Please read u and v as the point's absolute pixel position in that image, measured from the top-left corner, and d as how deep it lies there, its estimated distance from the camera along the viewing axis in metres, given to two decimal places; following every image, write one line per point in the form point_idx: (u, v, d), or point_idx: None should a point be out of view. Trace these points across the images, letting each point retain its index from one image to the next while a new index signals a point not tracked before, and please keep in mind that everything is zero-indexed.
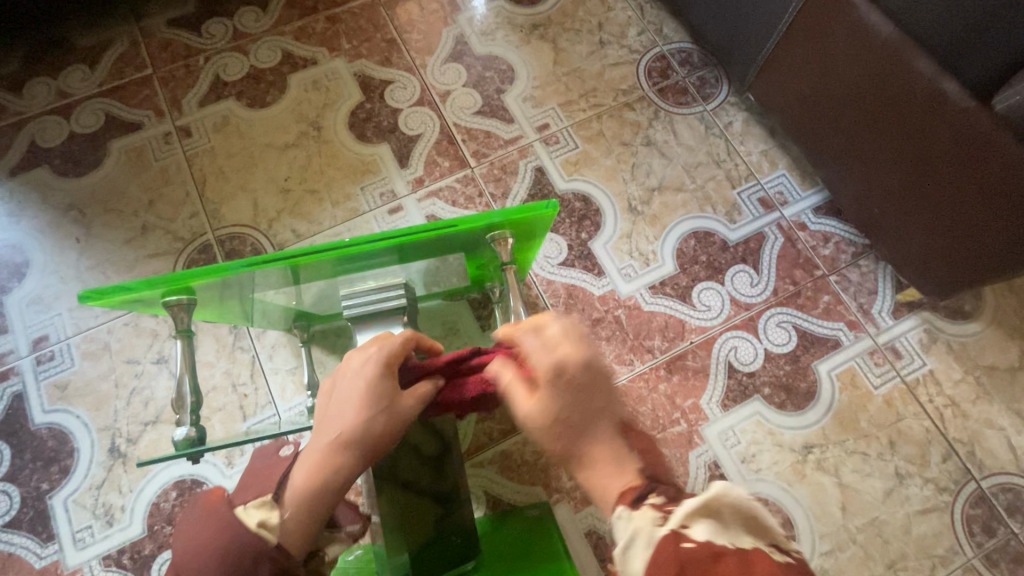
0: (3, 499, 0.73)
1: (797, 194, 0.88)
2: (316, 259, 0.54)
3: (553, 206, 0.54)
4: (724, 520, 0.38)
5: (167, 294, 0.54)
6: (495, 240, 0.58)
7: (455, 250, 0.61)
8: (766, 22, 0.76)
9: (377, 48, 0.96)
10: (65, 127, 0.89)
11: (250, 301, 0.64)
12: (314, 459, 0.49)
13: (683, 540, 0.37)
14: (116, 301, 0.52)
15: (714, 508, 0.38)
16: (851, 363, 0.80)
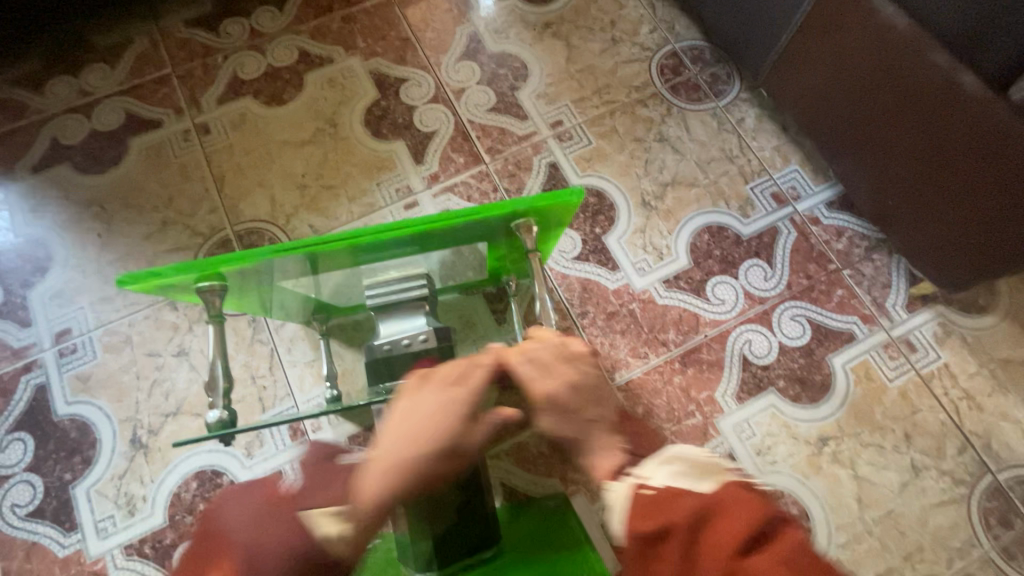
0: (26, 489, 0.74)
1: (810, 189, 0.88)
2: (343, 246, 0.55)
3: (577, 194, 0.55)
4: (678, 468, 0.51)
5: (199, 279, 0.55)
6: (518, 228, 0.59)
7: (477, 239, 0.62)
8: (779, 17, 0.76)
9: (391, 46, 0.97)
10: (85, 125, 0.91)
11: (274, 291, 0.65)
12: (387, 479, 0.50)
13: (643, 488, 0.50)
14: (149, 287, 0.53)
15: (672, 460, 0.52)
16: (866, 356, 0.80)
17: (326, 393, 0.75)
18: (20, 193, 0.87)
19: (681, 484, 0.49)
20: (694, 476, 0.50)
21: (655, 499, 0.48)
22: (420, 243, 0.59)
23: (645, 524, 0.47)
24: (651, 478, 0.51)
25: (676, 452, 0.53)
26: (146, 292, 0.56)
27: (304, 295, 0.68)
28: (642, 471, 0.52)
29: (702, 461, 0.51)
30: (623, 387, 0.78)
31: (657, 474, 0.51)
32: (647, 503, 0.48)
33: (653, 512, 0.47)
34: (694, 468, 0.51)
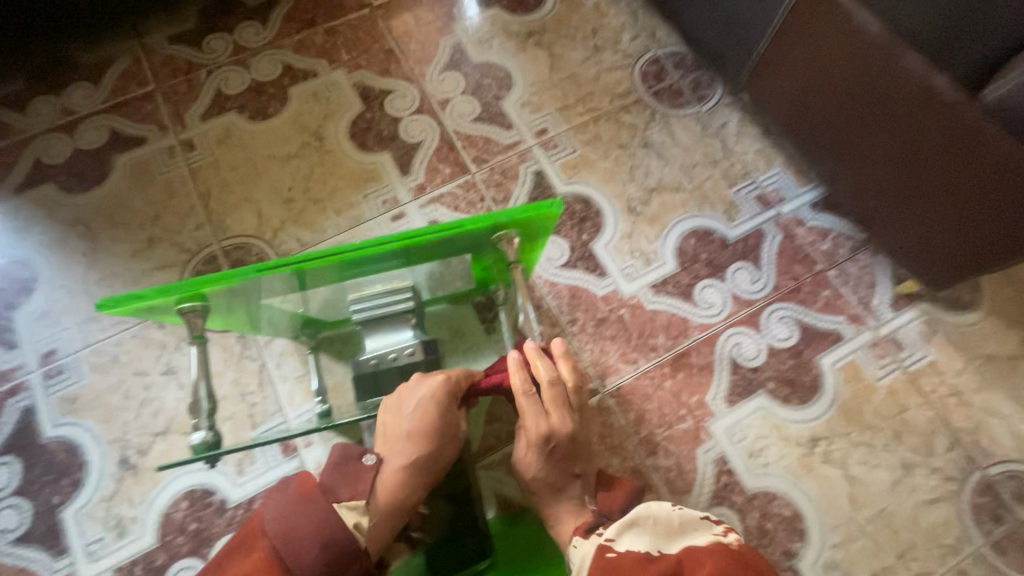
0: (14, 513, 0.73)
1: (794, 191, 0.89)
2: (325, 263, 0.55)
3: (557, 204, 0.55)
4: (644, 529, 0.53)
5: (181, 301, 0.55)
6: (500, 240, 0.59)
7: (460, 252, 0.62)
8: (757, 22, 0.77)
9: (375, 59, 0.97)
10: (69, 144, 0.90)
11: (259, 309, 0.65)
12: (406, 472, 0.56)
13: (608, 551, 0.53)
14: (130, 310, 0.53)
15: (637, 523, 0.54)
16: (853, 356, 0.81)
17: (315, 408, 0.75)
18: (4, 213, 0.86)
19: (646, 547, 0.51)
20: (658, 538, 0.52)
21: (621, 562, 0.51)
22: (403, 258, 0.59)
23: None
24: (617, 542, 0.53)
25: (640, 512, 0.54)
26: (129, 315, 0.56)
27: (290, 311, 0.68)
28: (610, 532, 0.55)
29: (664, 519, 0.53)
30: (614, 393, 0.79)
31: (624, 538, 0.54)
32: (611, 567, 0.51)
33: (622, 575, 0.50)
34: (658, 528, 0.53)
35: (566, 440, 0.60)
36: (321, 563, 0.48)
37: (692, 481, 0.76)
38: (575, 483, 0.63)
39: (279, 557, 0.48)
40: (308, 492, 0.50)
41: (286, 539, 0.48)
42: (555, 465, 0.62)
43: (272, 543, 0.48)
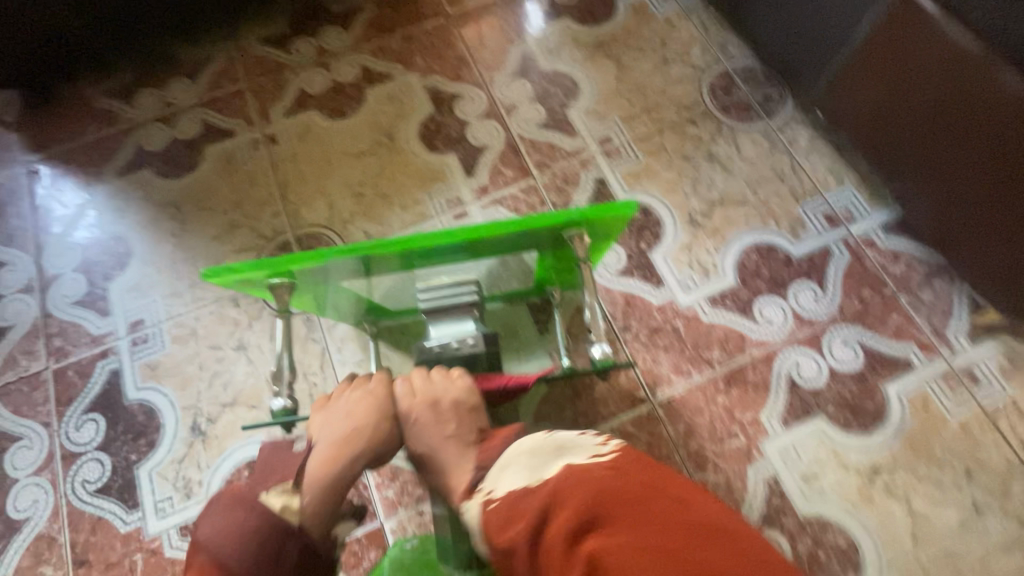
0: (96, 467, 0.79)
1: (865, 211, 0.86)
2: (404, 249, 0.57)
3: (633, 205, 0.55)
4: (519, 466, 0.51)
5: (272, 276, 0.59)
6: (572, 238, 0.60)
7: (529, 248, 0.64)
8: (838, 36, 0.76)
9: (448, 64, 1.01)
10: (167, 133, 0.99)
11: (335, 290, 0.68)
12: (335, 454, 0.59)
13: (489, 503, 0.50)
14: (229, 280, 0.58)
15: (510, 465, 0.52)
16: (923, 386, 0.77)
17: None
18: (107, 193, 0.95)
19: (525, 481, 0.49)
20: (533, 468, 0.50)
21: (504, 507, 0.48)
22: (475, 250, 0.61)
23: (504, 535, 0.46)
24: (494, 489, 0.51)
25: (515, 453, 0.53)
26: (225, 287, 0.60)
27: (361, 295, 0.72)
28: (489, 483, 0.53)
29: (537, 449, 0.52)
30: (664, 404, 0.78)
31: (502, 482, 0.51)
32: (496, 516, 0.48)
33: (508, 518, 0.47)
34: (534, 461, 0.51)
35: (427, 404, 0.60)
36: (252, 553, 0.49)
37: (742, 500, 0.74)
38: (448, 445, 0.59)
39: (210, 559, 0.49)
40: (237, 494, 0.52)
41: (222, 540, 0.49)
42: (424, 428, 0.60)
43: (206, 553, 0.49)
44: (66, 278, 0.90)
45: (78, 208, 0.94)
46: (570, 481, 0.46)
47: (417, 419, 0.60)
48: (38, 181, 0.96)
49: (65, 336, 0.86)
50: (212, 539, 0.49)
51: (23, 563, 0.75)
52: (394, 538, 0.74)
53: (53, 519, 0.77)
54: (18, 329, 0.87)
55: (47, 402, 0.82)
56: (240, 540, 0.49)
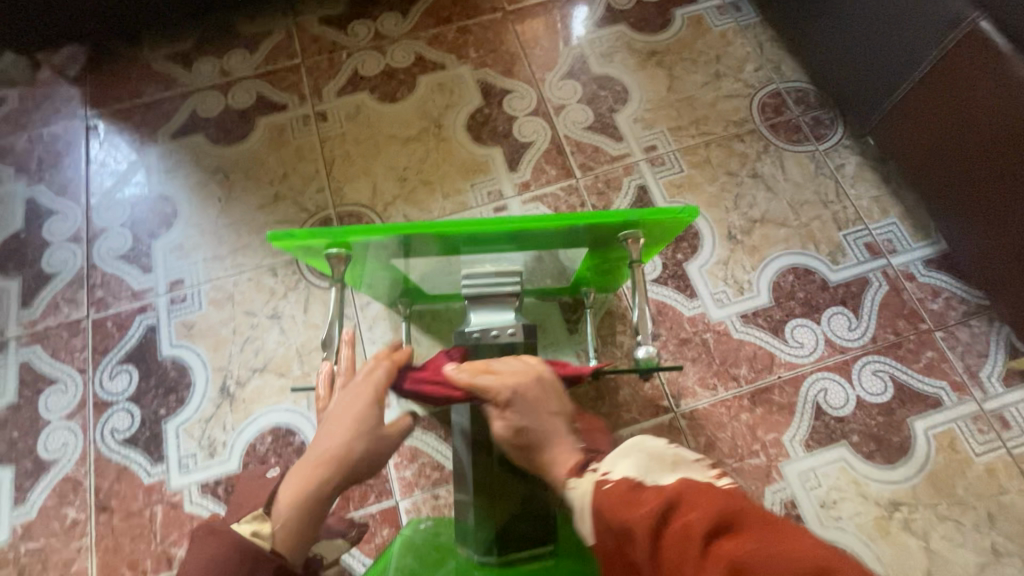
0: (125, 417, 0.81)
1: (907, 244, 0.85)
2: (465, 232, 0.58)
3: (695, 212, 0.56)
4: (635, 461, 0.52)
5: (330, 246, 0.60)
6: (626, 240, 0.61)
7: (583, 244, 0.64)
8: (899, 67, 0.76)
9: (500, 59, 1.02)
10: (222, 101, 1.01)
11: (385, 267, 0.69)
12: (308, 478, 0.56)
13: (603, 483, 0.51)
14: (290, 246, 0.59)
15: (628, 455, 0.53)
16: (952, 425, 0.76)
17: None
18: (159, 154, 0.98)
19: (642, 475, 0.50)
20: (652, 467, 0.50)
21: (618, 491, 0.49)
22: (528, 241, 0.62)
23: (619, 518, 0.47)
24: (611, 472, 0.52)
25: (633, 446, 0.54)
26: (286, 252, 0.62)
27: (404, 275, 0.73)
28: (604, 467, 0.53)
29: (659, 452, 0.52)
30: (687, 415, 0.78)
31: (619, 468, 0.52)
32: (611, 496, 0.49)
33: (625, 501, 0.47)
34: (653, 461, 0.51)
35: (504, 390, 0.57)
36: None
37: None
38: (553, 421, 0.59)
39: None
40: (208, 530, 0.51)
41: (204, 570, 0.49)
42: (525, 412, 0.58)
43: None
44: (113, 231, 0.92)
45: (130, 165, 0.97)
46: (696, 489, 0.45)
47: (518, 391, 0.58)
48: (94, 136, 0.99)
49: (107, 288, 0.88)
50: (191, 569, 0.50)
51: (47, 502, 0.77)
52: (407, 518, 0.75)
53: (81, 463, 0.79)
54: (63, 276, 0.89)
55: (85, 349, 0.85)
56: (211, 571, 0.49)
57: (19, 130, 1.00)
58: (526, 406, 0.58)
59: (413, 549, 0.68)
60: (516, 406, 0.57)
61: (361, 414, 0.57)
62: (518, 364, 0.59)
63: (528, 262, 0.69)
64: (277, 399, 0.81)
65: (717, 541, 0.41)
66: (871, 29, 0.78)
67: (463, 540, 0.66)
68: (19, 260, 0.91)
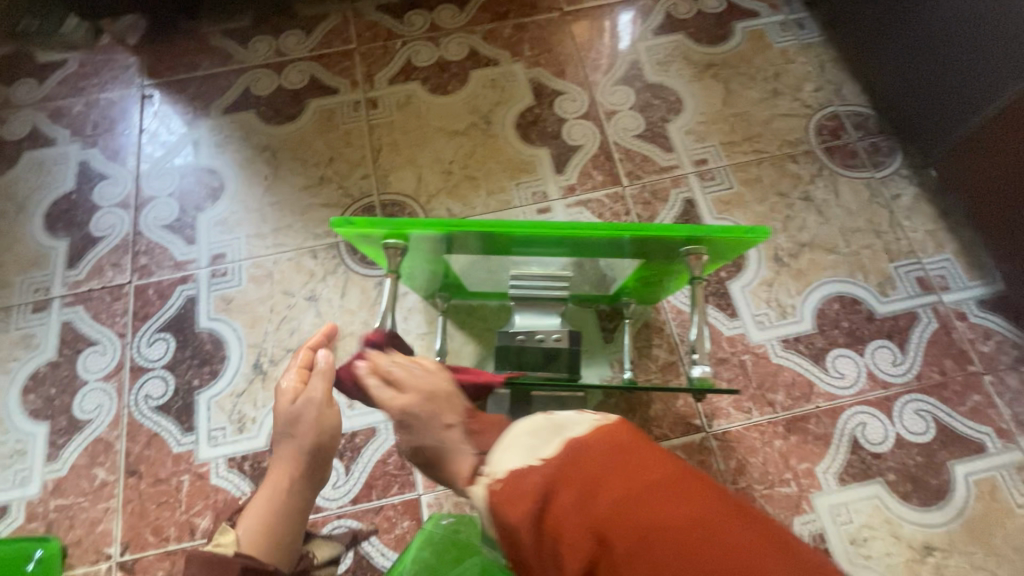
0: (160, 384, 0.82)
1: (960, 282, 0.83)
2: (527, 234, 0.59)
3: (765, 233, 0.56)
4: (519, 449, 0.50)
5: (388, 236, 0.61)
6: (689, 254, 0.62)
7: (641, 255, 0.65)
8: (974, 102, 0.76)
9: (554, 60, 1.02)
10: (275, 81, 1.01)
11: (435, 262, 0.70)
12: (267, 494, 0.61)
13: (491, 484, 0.49)
14: (350, 234, 0.60)
15: (510, 444, 0.50)
16: (994, 473, 0.74)
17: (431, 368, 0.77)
18: (210, 128, 0.99)
19: (523, 461, 0.48)
20: (535, 447, 0.48)
21: (504, 489, 0.48)
22: (586, 247, 0.62)
23: (508, 516, 0.46)
24: (496, 469, 0.49)
25: (512, 433, 0.51)
26: (344, 239, 0.62)
27: (451, 272, 0.73)
28: (492, 465, 0.50)
29: (537, 431, 0.50)
30: (719, 436, 0.76)
31: (503, 463, 0.49)
32: (502, 497, 0.47)
33: (510, 499, 0.47)
34: (536, 439, 0.49)
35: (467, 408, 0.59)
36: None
37: None
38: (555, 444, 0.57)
39: None
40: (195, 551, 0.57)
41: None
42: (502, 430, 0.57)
43: None
44: (160, 201, 0.93)
45: (181, 137, 0.98)
46: (575, 459, 0.46)
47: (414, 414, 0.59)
48: (148, 105, 1.01)
49: (151, 255, 0.89)
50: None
51: (79, 461, 0.78)
52: (429, 513, 0.74)
53: (114, 425, 0.80)
54: (110, 241, 0.91)
55: (125, 314, 0.86)
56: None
57: (77, 93, 1.02)
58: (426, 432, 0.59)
59: (432, 543, 0.69)
60: (414, 429, 0.59)
61: (288, 415, 0.63)
62: (421, 381, 0.60)
63: (580, 269, 0.68)
64: None
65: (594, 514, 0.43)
66: (963, 51, 0.75)
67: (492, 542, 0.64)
68: (68, 221, 0.92)
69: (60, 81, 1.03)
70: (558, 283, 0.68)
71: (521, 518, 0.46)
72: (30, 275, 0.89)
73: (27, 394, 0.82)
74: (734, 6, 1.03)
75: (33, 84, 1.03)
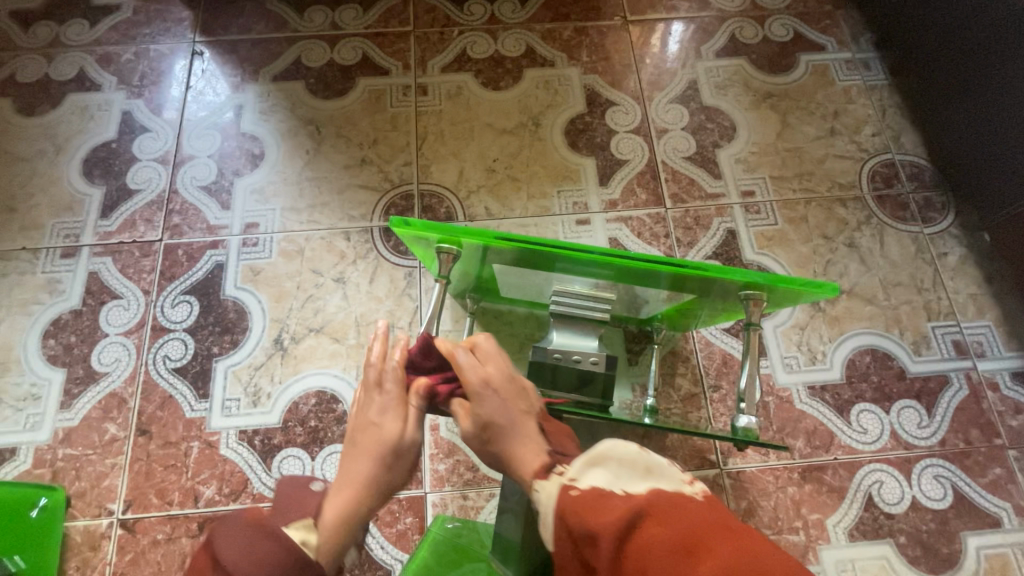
0: (179, 346, 0.82)
1: (997, 351, 0.81)
2: (587, 259, 0.59)
3: (832, 289, 0.59)
4: (608, 466, 0.49)
5: (443, 241, 0.61)
6: (747, 297, 0.63)
7: (692, 292, 0.65)
8: None
9: (611, 69, 1.00)
10: (327, 54, 1.00)
11: (480, 268, 0.69)
12: (348, 497, 0.58)
13: (572, 490, 0.49)
14: (406, 233, 0.60)
15: (601, 458, 0.50)
16: (1007, 550, 0.73)
17: None
18: (256, 94, 0.97)
19: (609, 484, 0.48)
20: (623, 477, 0.48)
21: (586, 500, 0.47)
22: (639, 277, 0.62)
23: (587, 527, 0.45)
24: (579, 479, 0.49)
25: (603, 449, 0.50)
26: (400, 237, 0.62)
27: (491, 277, 0.72)
28: (573, 469, 0.51)
29: (628, 460, 0.49)
30: (732, 475, 0.75)
31: (586, 473, 0.49)
32: (578, 505, 0.47)
33: (593, 510, 0.46)
34: (625, 468, 0.49)
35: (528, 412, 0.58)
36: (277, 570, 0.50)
37: None
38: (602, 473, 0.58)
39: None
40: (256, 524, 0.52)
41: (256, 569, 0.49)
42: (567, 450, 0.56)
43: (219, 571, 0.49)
44: (199, 161, 0.92)
45: (227, 99, 0.97)
46: (663, 506, 0.44)
47: (489, 386, 0.58)
48: (197, 62, 0.99)
49: (184, 216, 0.89)
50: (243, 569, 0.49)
51: (92, 413, 0.78)
52: (433, 512, 0.74)
53: (130, 382, 0.80)
54: (145, 195, 0.90)
55: (152, 272, 0.85)
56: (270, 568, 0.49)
57: (127, 41, 1.01)
58: (497, 402, 0.58)
59: (434, 547, 0.67)
60: (485, 402, 0.58)
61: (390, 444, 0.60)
62: (502, 363, 0.60)
63: (624, 293, 0.68)
64: (328, 363, 0.81)
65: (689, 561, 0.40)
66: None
67: (504, 558, 0.64)
68: (105, 170, 0.92)
69: (112, 26, 1.02)
70: (599, 304, 0.68)
71: (596, 535, 0.44)
72: (62, 219, 0.88)
73: (47, 339, 0.82)
74: (801, 36, 1.01)
75: (85, 26, 1.01)
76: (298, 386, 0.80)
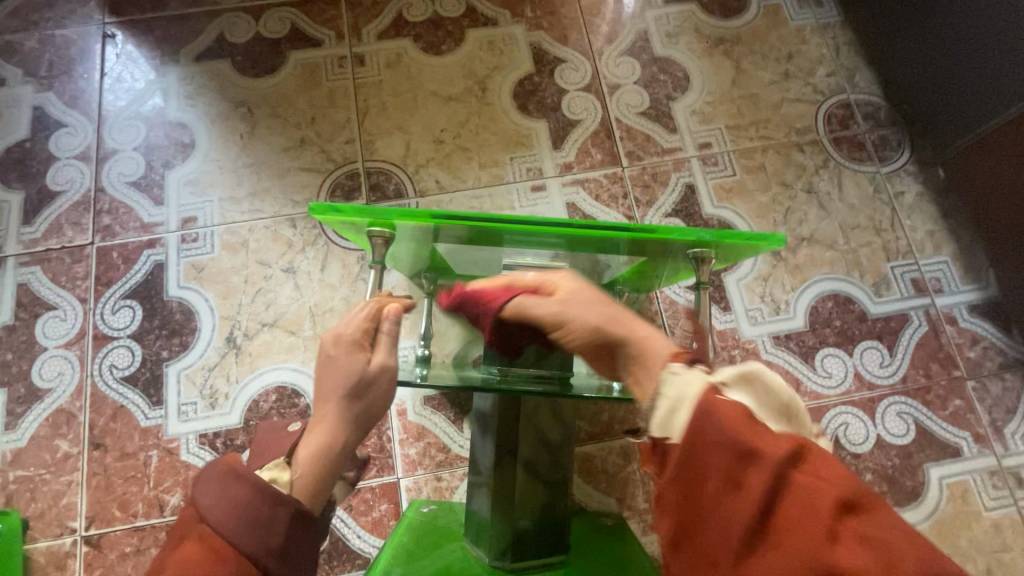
0: (125, 354, 0.78)
1: (955, 285, 0.82)
2: (528, 232, 0.56)
3: (779, 239, 0.57)
4: (751, 392, 0.39)
5: (373, 224, 0.58)
6: (697, 255, 0.61)
7: (643, 253, 0.63)
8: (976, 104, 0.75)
9: (557, 23, 0.94)
10: (252, 27, 0.93)
11: (426, 248, 0.66)
12: (320, 431, 0.49)
13: (719, 392, 0.37)
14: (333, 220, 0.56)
15: (754, 383, 0.39)
16: (967, 477, 0.75)
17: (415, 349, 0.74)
18: (179, 77, 0.90)
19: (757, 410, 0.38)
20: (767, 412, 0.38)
21: (739, 411, 0.36)
22: (588, 244, 0.60)
23: (747, 443, 0.34)
24: (729, 387, 0.39)
25: (760, 370, 0.40)
26: (329, 224, 0.59)
27: (440, 256, 0.69)
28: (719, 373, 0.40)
29: (783, 396, 0.40)
30: None
31: (735, 389, 0.39)
32: (731, 413, 0.36)
33: (751, 423, 0.35)
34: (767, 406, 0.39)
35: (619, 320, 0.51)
36: (256, 507, 0.40)
37: None
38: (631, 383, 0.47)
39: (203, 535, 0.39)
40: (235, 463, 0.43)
41: (226, 518, 0.39)
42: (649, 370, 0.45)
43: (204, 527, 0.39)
44: (124, 155, 0.86)
45: (148, 84, 0.90)
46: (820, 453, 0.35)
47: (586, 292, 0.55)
48: (110, 46, 0.91)
49: (115, 216, 0.83)
50: (215, 520, 0.40)
51: (40, 432, 0.75)
52: (408, 497, 0.73)
53: (76, 396, 0.76)
54: (68, 196, 0.84)
55: (86, 278, 0.80)
56: (248, 517, 0.40)
57: (29, 28, 0.92)
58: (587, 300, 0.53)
59: (413, 529, 0.66)
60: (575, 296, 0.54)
61: (356, 374, 0.50)
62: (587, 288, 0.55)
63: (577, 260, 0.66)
64: (285, 357, 0.78)
65: (856, 526, 0.31)
66: (993, 44, 0.71)
67: (476, 538, 0.63)
68: (22, 172, 0.85)
69: (10, 12, 0.93)
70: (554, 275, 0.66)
71: (752, 453, 0.34)
72: None
73: None
74: None
75: None
76: (254, 384, 0.77)
